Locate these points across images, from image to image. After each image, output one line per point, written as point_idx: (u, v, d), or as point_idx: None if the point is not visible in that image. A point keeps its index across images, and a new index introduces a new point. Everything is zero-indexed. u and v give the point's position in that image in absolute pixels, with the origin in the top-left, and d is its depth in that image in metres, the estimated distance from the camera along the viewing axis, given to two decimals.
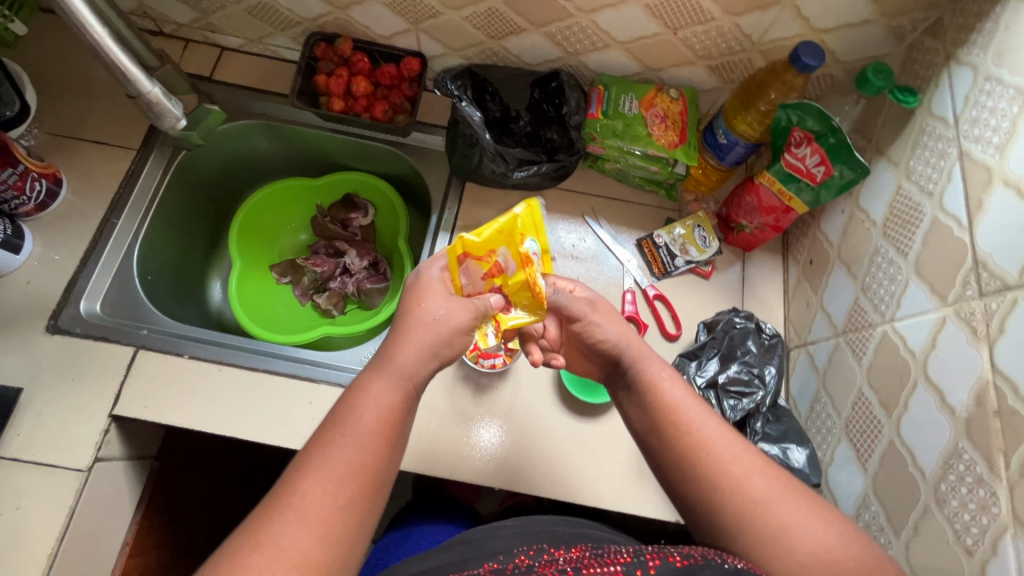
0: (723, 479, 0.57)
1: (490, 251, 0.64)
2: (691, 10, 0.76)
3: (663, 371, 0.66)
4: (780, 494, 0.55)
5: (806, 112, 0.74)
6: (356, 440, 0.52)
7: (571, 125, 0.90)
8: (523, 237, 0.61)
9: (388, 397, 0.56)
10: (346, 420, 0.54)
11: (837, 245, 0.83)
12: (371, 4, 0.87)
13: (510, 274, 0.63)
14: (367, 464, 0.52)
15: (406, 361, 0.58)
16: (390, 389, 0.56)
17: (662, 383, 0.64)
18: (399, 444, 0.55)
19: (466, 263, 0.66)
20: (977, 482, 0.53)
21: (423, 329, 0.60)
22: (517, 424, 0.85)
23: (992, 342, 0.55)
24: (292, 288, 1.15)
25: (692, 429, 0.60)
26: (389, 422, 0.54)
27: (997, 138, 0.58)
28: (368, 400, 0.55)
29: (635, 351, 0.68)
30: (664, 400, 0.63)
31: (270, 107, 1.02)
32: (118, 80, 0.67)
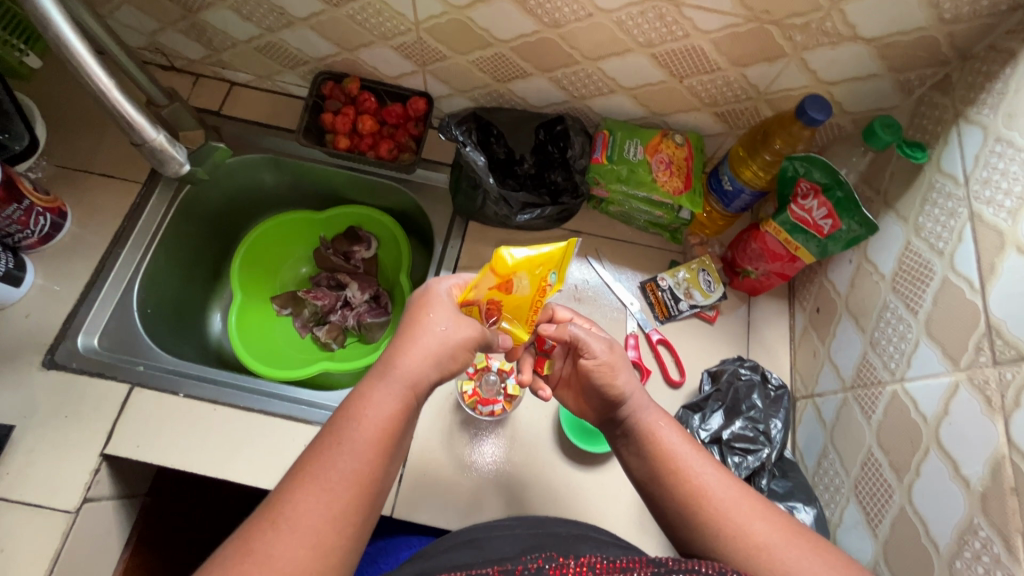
0: (723, 524, 0.55)
1: (513, 276, 0.59)
2: (698, 60, 0.76)
3: (660, 417, 0.65)
4: (785, 539, 0.54)
5: (814, 164, 0.73)
6: (354, 449, 0.51)
7: (575, 169, 0.89)
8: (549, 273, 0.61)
9: (388, 405, 0.54)
10: (345, 427, 0.52)
11: (844, 295, 0.82)
12: (379, 47, 0.87)
13: (520, 293, 0.62)
14: (365, 473, 0.51)
15: (410, 369, 0.56)
16: (391, 399, 0.55)
17: (660, 432, 0.64)
18: (397, 454, 0.54)
19: (486, 273, 0.60)
20: (994, 563, 0.51)
21: (423, 376, 0.57)
22: (515, 471, 0.83)
23: (1007, 414, 0.53)
24: (293, 319, 1.15)
25: (689, 475, 0.59)
26: (388, 429, 0.53)
27: (1009, 203, 0.57)
28: (369, 407, 0.53)
29: (635, 399, 0.66)
30: (661, 448, 0.62)
31: (276, 143, 1.03)
32: (123, 129, 0.68)
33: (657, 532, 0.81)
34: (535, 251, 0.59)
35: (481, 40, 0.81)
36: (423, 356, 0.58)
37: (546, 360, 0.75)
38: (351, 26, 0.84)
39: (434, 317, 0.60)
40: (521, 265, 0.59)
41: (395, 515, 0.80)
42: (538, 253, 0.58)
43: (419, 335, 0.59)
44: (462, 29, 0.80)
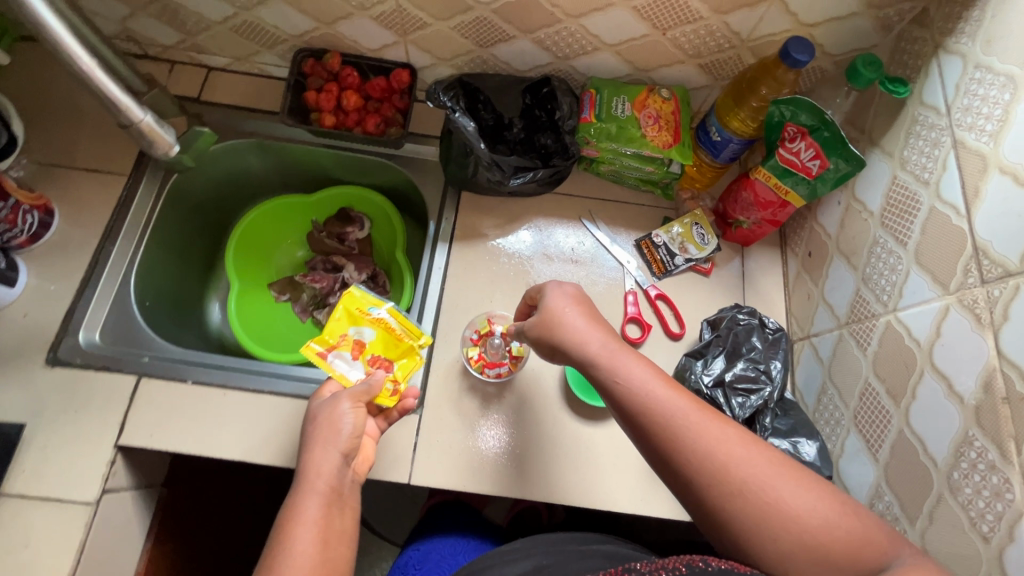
0: (706, 463, 0.49)
1: (343, 336, 0.86)
2: (679, 10, 0.76)
3: (625, 353, 0.57)
4: (762, 472, 0.48)
5: (799, 108, 0.74)
6: (301, 553, 0.57)
7: (564, 131, 0.88)
8: (365, 309, 0.87)
9: (315, 508, 0.61)
10: (281, 544, 0.58)
11: (835, 236, 0.84)
12: (358, 18, 0.86)
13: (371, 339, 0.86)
14: (316, 567, 0.56)
15: (317, 467, 0.64)
16: (314, 507, 0.61)
17: (624, 372, 0.55)
18: (343, 538, 0.60)
19: (332, 355, 0.84)
20: (990, 469, 0.54)
21: (334, 467, 0.65)
22: (526, 432, 0.85)
23: (996, 329, 0.55)
24: (292, 305, 1.15)
25: (661, 414, 0.52)
26: (323, 529, 0.59)
27: (990, 127, 0.59)
28: (301, 520, 0.59)
29: (582, 340, 0.59)
30: (626, 391, 0.54)
31: (261, 125, 1.01)
32: (111, 112, 0.68)
33: None
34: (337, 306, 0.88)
35: (461, 4, 0.80)
36: (333, 453, 0.66)
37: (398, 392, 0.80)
38: None
39: (332, 412, 0.69)
40: (344, 317, 0.87)
41: (413, 482, 0.82)
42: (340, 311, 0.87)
43: (325, 434, 0.67)
44: None
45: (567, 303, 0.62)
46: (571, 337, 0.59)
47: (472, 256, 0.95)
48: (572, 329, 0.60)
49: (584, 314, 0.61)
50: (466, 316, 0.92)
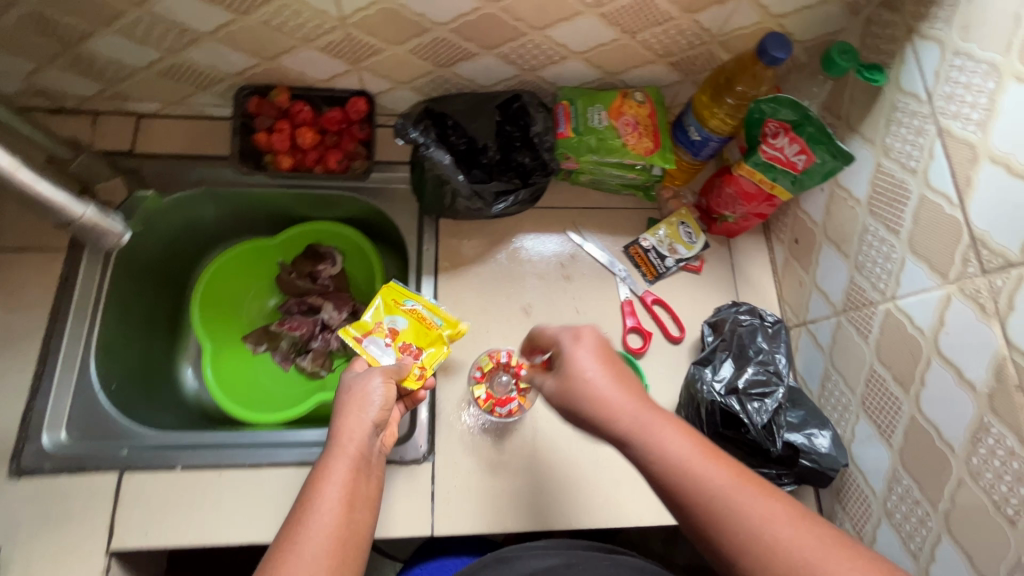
0: (753, 544, 0.48)
1: (377, 323, 0.86)
2: (649, 13, 0.73)
3: (659, 427, 0.54)
4: (814, 557, 0.46)
5: (779, 104, 0.73)
6: (325, 515, 0.55)
7: (543, 148, 0.84)
8: (401, 300, 0.86)
9: (343, 471, 0.59)
10: (307, 504, 0.56)
11: (821, 223, 0.84)
12: (303, 50, 0.78)
13: (404, 328, 0.85)
14: (337, 528, 0.55)
15: (348, 431, 0.63)
16: (343, 467, 0.60)
17: (660, 449, 0.53)
18: (367, 504, 0.59)
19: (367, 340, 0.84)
20: (1010, 455, 0.55)
21: (365, 434, 0.63)
22: (543, 460, 0.83)
23: (1002, 318, 0.56)
24: (271, 355, 1.07)
25: (707, 496, 0.50)
26: (350, 495, 0.58)
27: (976, 115, 0.59)
28: (330, 480, 0.58)
29: (613, 414, 0.56)
30: (667, 466, 0.52)
31: (208, 173, 0.92)
32: (47, 212, 0.63)
33: None
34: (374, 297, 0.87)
35: (417, 26, 0.74)
36: (365, 421, 0.64)
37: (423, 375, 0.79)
38: (268, 33, 0.75)
39: (364, 383, 0.68)
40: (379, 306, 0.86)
41: (436, 532, 0.79)
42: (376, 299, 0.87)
43: (351, 405, 0.66)
44: (395, 19, 0.72)
45: (590, 370, 0.58)
46: (601, 410, 0.56)
47: (460, 285, 0.91)
48: (603, 397, 0.57)
49: (611, 381, 0.57)
50: (464, 349, 0.88)
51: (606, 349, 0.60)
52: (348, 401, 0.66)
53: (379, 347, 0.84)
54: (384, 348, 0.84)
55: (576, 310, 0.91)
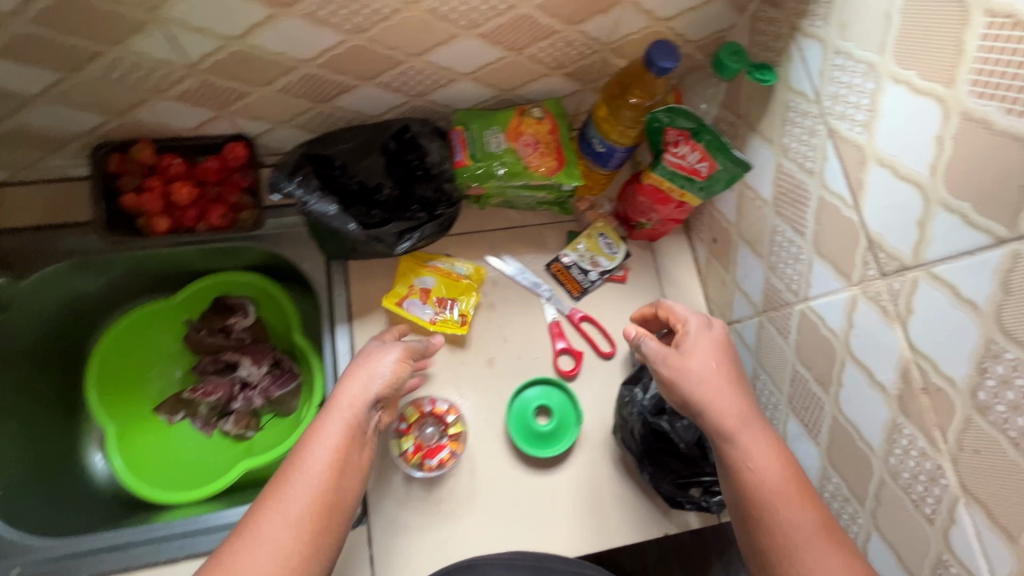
0: (793, 551, 0.58)
1: (410, 287, 0.86)
2: (530, 28, 0.68)
3: (754, 436, 0.63)
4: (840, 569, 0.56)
5: (676, 112, 0.72)
6: (314, 474, 0.60)
7: (442, 178, 0.80)
8: (425, 260, 0.88)
9: (336, 433, 0.62)
10: (300, 457, 0.61)
11: (735, 222, 0.83)
12: (157, 102, 0.70)
13: (438, 284, 0.87)
14: (322, 489, 0.59)
15: (348, 398, 0.65)
16: (337, 429, 0.63)
17: (751, 462, 0.61)
18: (354, 473, 0.62)
19: (406, 303, 0.85)
20: (922, 455, 0.56)
21: (365, 404, 0.65)
22: (485, 503, 0.80)
23: (904, 321, 0.56)
24: (189, 423, 1.00)
25: (772, 509, 0.59)
26: (340, 458, 0.61)
27: (861, 116, 0.57)
28: (321, 438, 0.62)
29: (723, 417, 0.64)
30: (750, 477, 0.61)
31: (79, 243, 0.83)
32: None
33: (635, 501, 0.82)
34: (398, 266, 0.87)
35: (279, 65, 0.67)
36: (368, 393, 0.66)
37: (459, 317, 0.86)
38: (108, 89, 0.66)
39: (376, 358, 0.69)
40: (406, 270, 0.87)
41: None
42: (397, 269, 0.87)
43: (356, 373, 0.68)
44: (251, 61, 0.65)
45: (711, 356, 0.67)
46: (716, 410, 0.64)
47: (378, 329, 0.86)
48: (703, 398, 0.65)
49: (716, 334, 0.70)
50: None
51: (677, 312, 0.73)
52: (354, 370, 0.68)
53: (419, 307, 0.85)
54: (424, 306, 0.86)
55: (503, 338, 0.88)
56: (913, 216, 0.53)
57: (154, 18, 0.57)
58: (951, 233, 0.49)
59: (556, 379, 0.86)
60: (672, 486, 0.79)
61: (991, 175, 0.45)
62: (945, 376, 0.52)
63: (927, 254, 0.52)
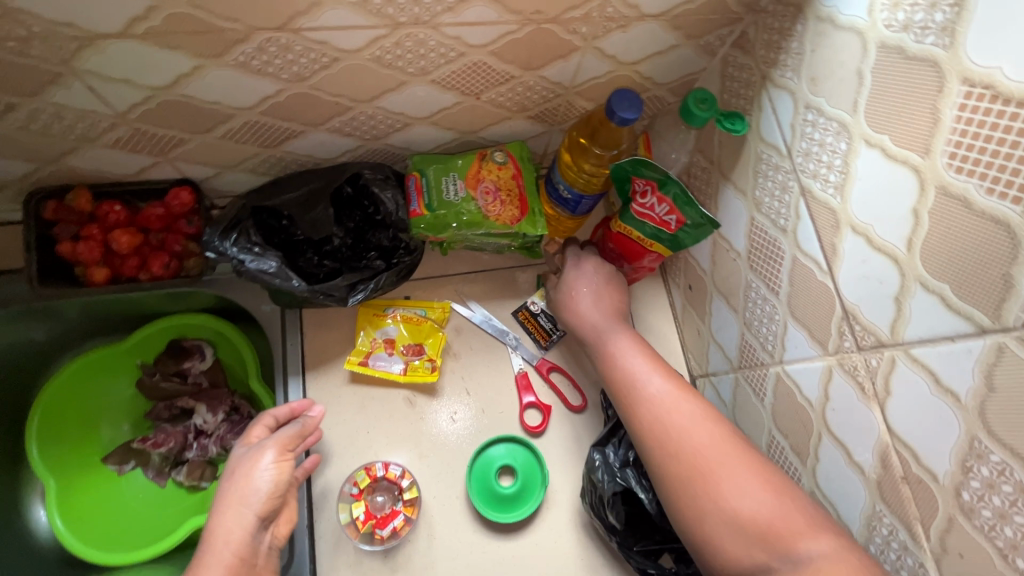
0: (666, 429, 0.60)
1: (372, 340, 0.82)
2: (485, 74, 0.64)
3: (622, 334, 0.71)
4: (715, 443, 0.58)
5: (642, 164, 0.66)
6: None
7: (399, 225, 0.76)
8: (383, 310, 0.83)
9: (232, 535, 0.58)
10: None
11: (710, 271, 0.79)
12: (89, 149, 0.66)
13: (401, 332, 0.83)
14: None
15: (224, 531, 0.58)
16: (233, 529, 0.58)
17: (620, 353, 0.69)
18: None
19: (370, 359, 0.81)
20: (903, 549, 0.51)
21: (245, 531, 0.59)
22: (442, 573, 0.75)
23: (882, 401, 0.51)
24: (141, 472, 0.94)
25: (645, 391, 0.64)
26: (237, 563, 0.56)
27: (834, 178, 0.53)
28: (215, 543, 0.57)
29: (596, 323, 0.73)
30: (618, 367, 0.68)
31: (9, 290, 0.81)
32: None
33: (605, 569, 0.77)
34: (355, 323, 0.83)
35: (216, 114, 0.62)
36: (259, 477, 0.62)
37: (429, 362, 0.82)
38: (32, 138, 0.62)
39: (248, 470, 0.63)
40: (364, 324, 0.82)
41: None
42: (356, 324, 0.83)
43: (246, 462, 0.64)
44: (184, 110, 0.61)
45: (583, 281, 0.78)
46: (586, 316, 0.74)
47: (333, 383, 0.81)
48: (585, 308, 0.75)
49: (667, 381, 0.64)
50: (345, 457, 0.78)
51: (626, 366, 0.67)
52: (240, 462, 0.64)
53: (384, 359, 0.81)
54: (389, 358, 0.81)
55: (466, 392, 0.83)
56: (890, 291, 0.48)
57: (69, 70, 0.53)
58: (930, 315, 0.45)
59: (522, 436, 0.81)
60: (642, 556, 0.74)
61: (972, 258, 0.41)
62: (926, 468, 0.47)
63: (904, 332, 0.48)
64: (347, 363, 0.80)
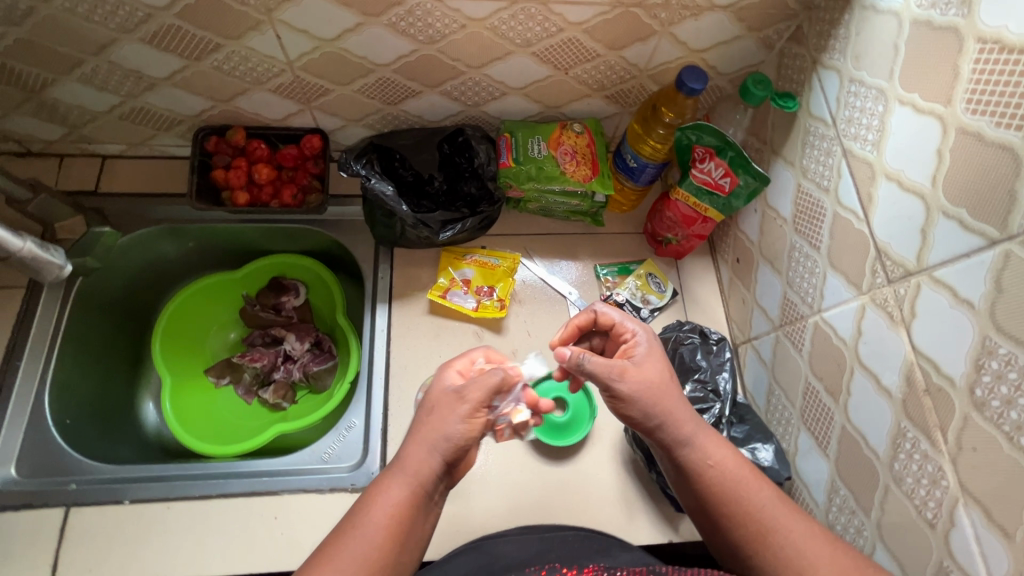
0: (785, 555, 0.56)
1: (450, 278, 0.94)
2: (577, 51, 0.78)
3: (711, 438, 0.62)
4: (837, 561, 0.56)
5: (702, 129, 0.77)
6: (369, 532, 0.56)
7: (486, 177, 0.89)
8: (463, 256, 0.96)
9: (401, 492, 0.58)
10: (356, 520, 0.57)
11: (757, 242, 0.87)
12: (256, 93, 0.83)
13: (477, 276, 0.95)
14: (376, 554, 0.55)
15: (415, 461, 0.59)
16: (404, 483, 0.58)
17: (716, 458, 0.61)
18: (412, 540, 0.58)
19: (447, 293, 0.93)
20: (924, 458, 0.57)
21: (432, 471, 0.59)
22: (494, 484, 0.83)
23: (908, 325, 0.59)
24: (233, 388, 1.07)
25: (752, 511, 0.58)
26: (402, 514, 0.57)
27: (871, 136, 0.63)
28: (381, 494, 0.58)
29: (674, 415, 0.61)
30: (721, 474, 0.60)
31: (170, 211, 0.96)
32: None
33: (642, 501, 0.84)
34: (440, 267, 0.95)
35: (360, 68, 0.79)
36: (438, 442, 0.58)
37: (499, 303, 0.93)
38: (220, 77, 0.79)
39: (443, 411, 0.59)
40: (446, 267, 0.95)
41: None
42: (439, 265, 0.95)
43: (430, 423, 0.60)
44: (338, 61, 0.77)
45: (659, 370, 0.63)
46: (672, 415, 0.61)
47: (414, 313, 0.93)
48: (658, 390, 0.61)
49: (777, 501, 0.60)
50: (418, 375, 0.89)
51: (734, 478, 0.60)
52: (428, 417, 0.60)
53: (459, 295, 0.93)
54: (464, 294, 0.93)
55: (527, 333, 0.93)
56: (917, 225, 0.57)
57: (268, 19, 0.70)
58: (951, 238, 0.53)
59: None
60: None
61: (982, 182, 0.50)
62: (945, 376, 0.54)
63: (928, 259, 0.56)
64: (429, 294, 0.93)
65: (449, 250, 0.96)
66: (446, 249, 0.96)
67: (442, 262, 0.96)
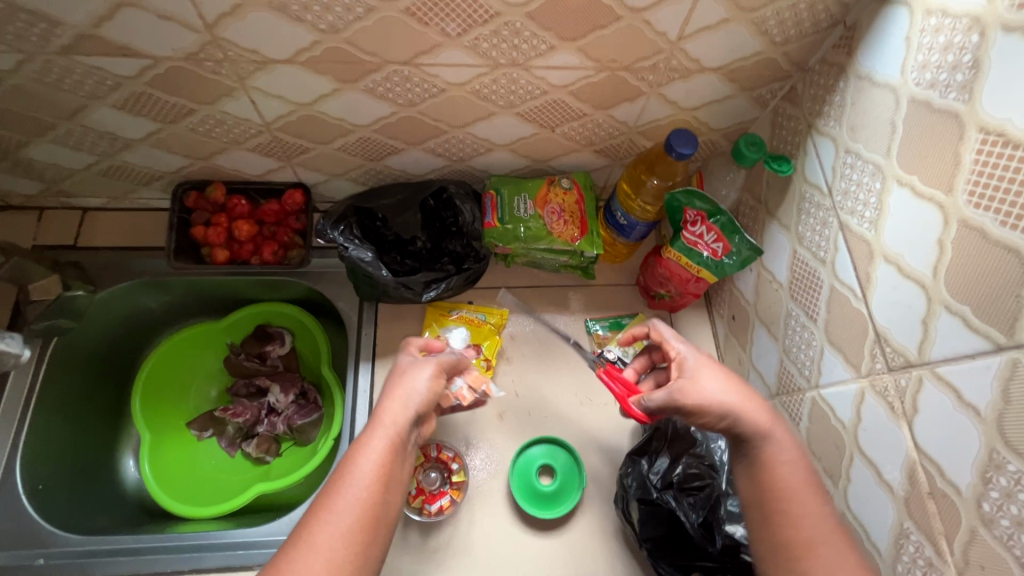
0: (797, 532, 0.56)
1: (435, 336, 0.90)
2: (562, 110, 0.75)
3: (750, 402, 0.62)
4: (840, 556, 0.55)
5: (693, 195, 0.75)
6: (360, 479, 0.57)
7: (471, 236, 0.88)
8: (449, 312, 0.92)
9: (378, 445, 0.59)
10: (347, 470, 0.58)
11: (753, 302, 0.83)
12: (234, 151, 0.81)
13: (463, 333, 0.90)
14: (366, 500, 0.56)
15: (390, 415, 0.62)
16: (381, 439, 0.60)
17: (748, 417, 0.61)
18: (397, 484, 0.59)
19: None
20: (929, 565, 0.53)
21: (406, 420, 0.62)
22: (479, 557, 0.80)
23: (910, 419, 0.55)
24: (217, 440, 1.05)
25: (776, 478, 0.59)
26: (385, 466, 0.58)
27: (868, 214, 0.59)
28: (364, 450, 0.59)
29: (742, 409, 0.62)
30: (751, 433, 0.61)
31: (150, 265, 0.94)
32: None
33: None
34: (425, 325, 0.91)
35: (339, 129, 0.76)
36: (406, 401, 0.63)
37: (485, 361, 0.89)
38: (196, 138, 0.77)
39: (410, 376, 0.66)
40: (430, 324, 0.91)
41: None
42: (424, 322, 0.92)
43: (393, 387, 0.65)
44: (316, 124, 0.75)
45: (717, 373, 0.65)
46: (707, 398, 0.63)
47: None
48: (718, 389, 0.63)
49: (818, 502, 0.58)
50: None
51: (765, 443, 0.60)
52: (390, 386, 0.66)
53: None
54: None
55: (514, 394, 0.90)
56: (918, 314, 0.53)
57: (242, 86, 0.68)
58: (954, 334, 0.50)
59: (560, 438, 0.87)
60: (672, 569, 0.75)
61: (986, 282, 0.46)
62: (950, 482, 0.50)
63: (930, 353, 0.52)
64: None
65: (433, 307, 0.92)
66: (430, 306, 0.93)
67: (427, 318, 0.92)
